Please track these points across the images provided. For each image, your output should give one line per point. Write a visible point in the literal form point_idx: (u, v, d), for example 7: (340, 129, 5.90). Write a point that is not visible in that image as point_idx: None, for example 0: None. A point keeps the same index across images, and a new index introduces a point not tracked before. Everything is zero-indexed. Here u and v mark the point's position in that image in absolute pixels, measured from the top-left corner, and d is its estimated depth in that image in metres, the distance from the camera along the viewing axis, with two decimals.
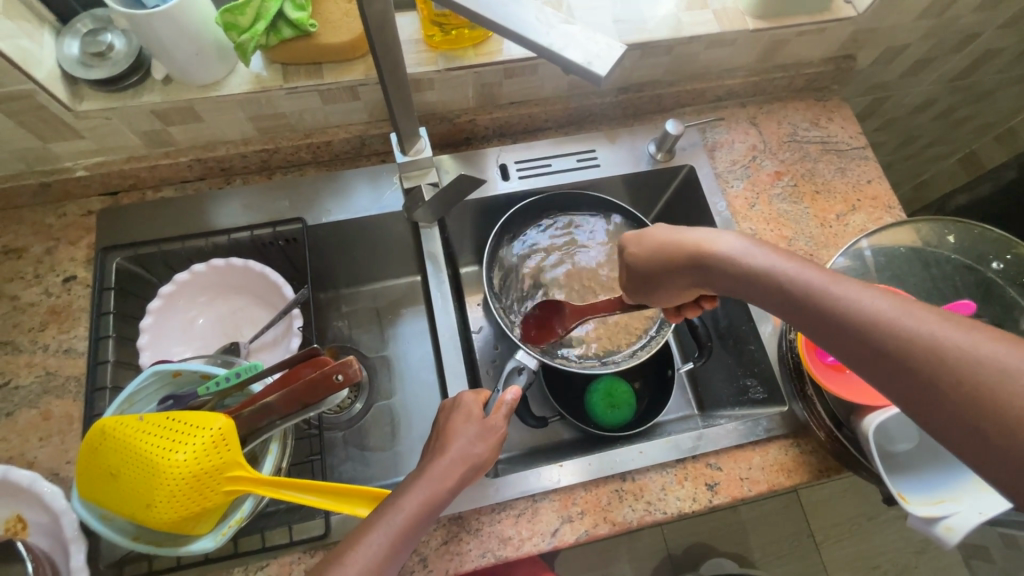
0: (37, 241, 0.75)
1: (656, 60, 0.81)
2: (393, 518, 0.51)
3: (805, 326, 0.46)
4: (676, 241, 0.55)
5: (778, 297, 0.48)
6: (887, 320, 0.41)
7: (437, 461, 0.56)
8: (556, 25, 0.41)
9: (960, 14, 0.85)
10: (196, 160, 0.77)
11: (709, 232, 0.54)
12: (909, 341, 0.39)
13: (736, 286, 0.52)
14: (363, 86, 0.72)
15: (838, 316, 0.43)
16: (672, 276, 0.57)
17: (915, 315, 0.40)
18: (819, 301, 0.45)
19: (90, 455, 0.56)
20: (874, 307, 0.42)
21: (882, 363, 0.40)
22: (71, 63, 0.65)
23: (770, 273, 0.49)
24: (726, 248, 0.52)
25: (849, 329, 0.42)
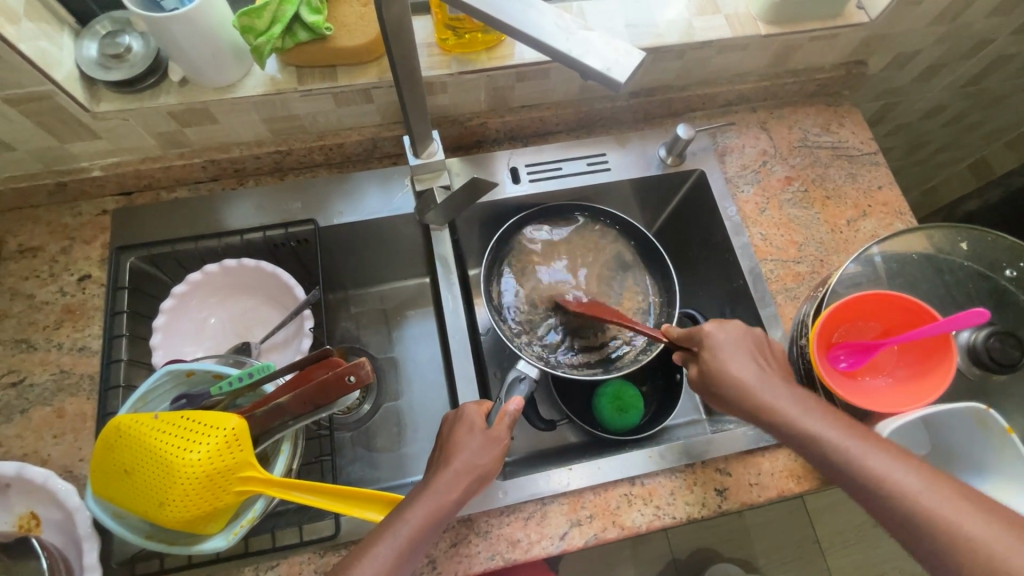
0: (52, 240, 0.76)
1: (668, 65, 0.82)
2: (398, 531, 0.53)
3: (859, 500, 0.52)
4: (740, 388, 0.59)
5: (837, 470, 0.53)
6: (937, 513, 0.48)
7: (443, 473, 0.57)
8: (574, 31, 0.41)
9: (972, 20, 0.85)
10: (210, 162, 0.78)
11: (768, 391, 0.58)
12: (958, 531, 0.47)
13: (794, 445, 0.57)
14: (377, 89, 0.73)
15: (895, 504, 0.50)
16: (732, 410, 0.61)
17: (952, 504, 0.48)
18: (880, 485, 0.51)
19: (104, 453, 0.56)
20: (926, 501, 0.49)
21: (929, 548, 0.48)
22: (90, 65, 0.66)
23: (830, 446, 0.54)
24: (789, 411, 0.57)
25: (902, 512, 0.49)
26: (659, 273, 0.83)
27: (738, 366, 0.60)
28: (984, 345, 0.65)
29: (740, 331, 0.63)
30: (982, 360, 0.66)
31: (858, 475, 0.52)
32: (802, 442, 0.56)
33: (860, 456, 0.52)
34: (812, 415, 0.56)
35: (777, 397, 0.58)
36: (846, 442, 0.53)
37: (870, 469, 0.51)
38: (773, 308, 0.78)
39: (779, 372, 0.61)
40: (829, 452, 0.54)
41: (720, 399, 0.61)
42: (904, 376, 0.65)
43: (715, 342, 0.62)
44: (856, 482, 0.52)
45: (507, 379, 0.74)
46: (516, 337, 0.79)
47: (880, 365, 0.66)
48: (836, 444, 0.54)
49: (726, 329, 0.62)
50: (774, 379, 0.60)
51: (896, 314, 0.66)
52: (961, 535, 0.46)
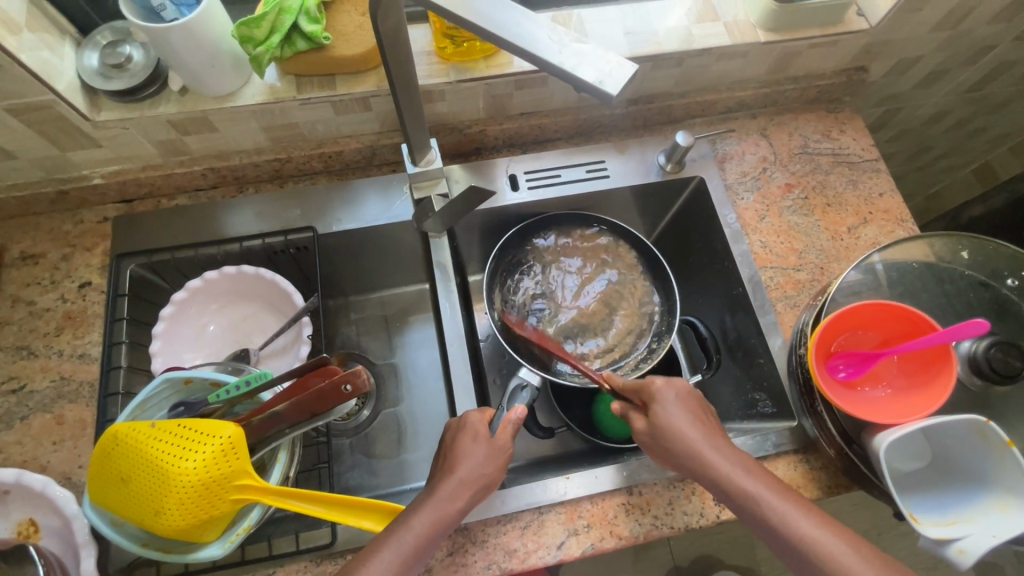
0: (54, 247, 0.77)
1: (667, 72, 0.82)
2: (403, 538, 0.53)
3: (795, 566, 0.51)
4: (686, 442, 0.57)
5: (776, 535, 0.51)
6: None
7: (446, 481, 0.57)
8: (567, 43, 0.41)
9: (974, 26, 0.85)
10: (210, 169, 0.78)
11: (709, 448, 0.56)
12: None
13: (734, 505, 0.54)
14: (376, 97, 0.73)
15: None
16: (670, 464, 0.59)
17: (875, 571, 0.48)
18: (819, 556, 0.49)
19: (102, 461, 0.56)
20: (862, 574, 0.48)
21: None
22: (91, 75, 0.67)
23: (772, 510, 0.52)
24: (738, 474, 0.54)
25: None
26: (659, 281, 0.83)
27: (683, 423, 0.58)
28: (985, 355, 0.64)
29: (686, 390, 0.61)
30: (983, 370, 0.65)
31: (790, 536, 0.50)
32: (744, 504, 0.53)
33: (794, 519, 0.51)
34: (753, 475, 0.54)
35: (721, 456, 0.56)
36: (788, 509, 0.52)
37: (809, 538, 0.50)
38: (772, 316, 0.77)
39: (717, 431, 0.60)
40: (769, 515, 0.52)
41: (664, 451, 0.59)
42: (903, 387, 0.65)
43: (664, 399, 0.60)
44: (787, 544, 0.50)
45: (509, 387, 0.74)
46: (519, 346, 0.78)
47: (879, 376, 0.66)
48: (777, 511, 0.52)
49: (675, 385, 0.61)
50: (718, 438, 0.58)
51: (897, 325, 0.65)
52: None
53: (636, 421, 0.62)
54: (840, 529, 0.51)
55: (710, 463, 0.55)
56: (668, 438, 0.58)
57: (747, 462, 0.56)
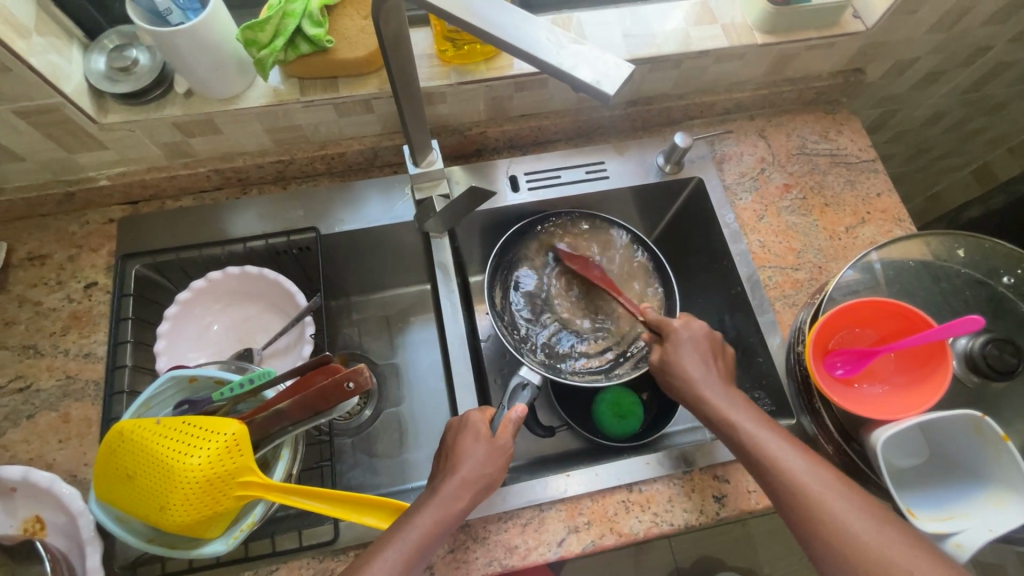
0: (60, 248, 0.78)
1: (665, 74, 0.83)
2: (408, 536, 0.53)
3: (765, 489, 0.55)
4: (687, 377, 0.63)
5: (751, 460, 0.56)
6: (827, 507, 0.51)
7: (449, 480, 0.58)
8: (565, 44, 0.42)
9: (970, 28, 0.86)
10: (214, 171, 0.79)
11: (705, 381, 0.62)
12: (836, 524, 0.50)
13: (718, 433, 0.60)
14: (378, 100, 0.74)
15: (794, 495, 0.53)
16: (673, 397, 0.65)
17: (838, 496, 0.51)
18: (785, 477, 0.54)
19: (107, 457, 0.57)
20: (821, 494, 0.52)
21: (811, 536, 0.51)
22: (98, 78, 0.68)
23: (750, 435, 0.57)
24: (727, 404, 0.60)
25: (798, 500, 0.52)
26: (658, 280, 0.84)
27: (689, 361, 0.64)
28: (981, 351, 0.65)
29: (702, 332, 0.66)
30: (980, 368, 0.65)
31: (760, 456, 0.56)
32: (727, 430, 0.58)
33: (770, 444, 0.56)
34: (741, 407, 0.60)
35: (716, 390, 0.61)
36: (765, 435, 0.57)
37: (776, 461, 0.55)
38: (771, 315, 0.78)
39: (725, 373, 0.64)
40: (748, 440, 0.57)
41: (669, 385, 0.65)
42: (900, 384, 0.65)
43: (678, 339, 0.66)
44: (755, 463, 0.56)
45: (510, 385, 0.74)
46: (521, 344, 0.80)
47: (876, 372, 0.66)
48: (753, 435, 0.57)
49: (691, 327, 0.67)
50: (719, 375, 0.63)
51: (894, 322, 0.66)
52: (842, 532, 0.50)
53: (653, 355, 0.68)
54: (815, 460, 0.55)
55: (705, 394, 0.61)
56: (674, 373, 0.64)
57: (740, 398, 0.61)
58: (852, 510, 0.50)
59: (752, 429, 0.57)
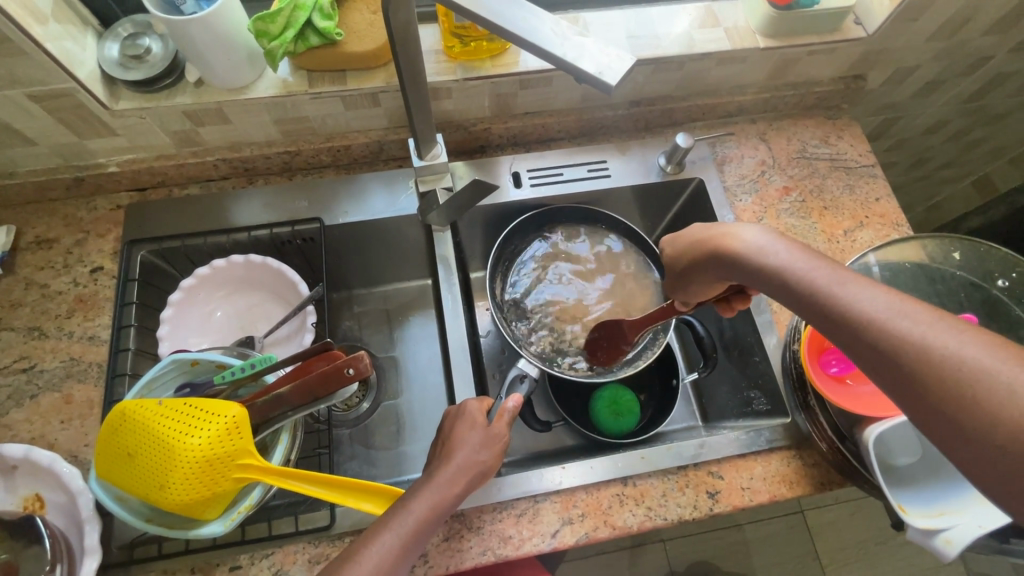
0: (68, 233, 0.79)
1: (668, 76, 0.84)
2: (405, 520, 0.53)
3: (832, 336, 0.45)
4: (713, 236, 0.56)
5: (777, 282, 0.50)
6: (867, 308, 0.43)
7: (444, 469, 0.58)
8: (569, 36, 0.43)
9: (970, 37, 0.87)
10: (222, 160, 0.80)
11: (738, 232, 0.54)
12: (870, 318, 0.42)
13: (767, 287, 0.51)
14: (384, 93, 0.75)
15: (869, 329, 0.42)
16: (702, 270, 0.57)
17: (923, 320, 0.40)
18: (813, 286, 0.47)
19: (108, 436, 0.58)
20: (851, 290, 0.45)
21: (876, 356, 0.41)
22: (110, 65, 0.69)
23: (802, 276, 0.48)
24: (744, 232, 0.54)
25: (848, 317, 0.44)
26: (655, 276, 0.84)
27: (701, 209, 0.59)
28: None
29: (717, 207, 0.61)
30: None
31: (818, 299, 0.46)
32: (742, 259, 0.53)
33: (833, 282, 0.46)
34: (782, 247, 0.51)
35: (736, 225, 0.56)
36: (783, 249, 0.51)
37: (802, 267, 0.49)
38: (768, 315, 0.79)
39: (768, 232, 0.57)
40: (802, 285, 0.48)
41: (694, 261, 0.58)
42: None
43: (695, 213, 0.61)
44: (816, 310, 0.46)
45: (508, 378, 0.75)
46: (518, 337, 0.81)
47: None
48: (772, 253, 0.51)
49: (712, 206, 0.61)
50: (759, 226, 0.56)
51: None
52: (874, 313, 0.42)
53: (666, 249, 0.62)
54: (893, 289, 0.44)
55: (724, 233, 0.55)
56: (688, 235, 0.60)
57: (793, 244, 0.51)
58: (881, 296, 0.43)
59: (804, 271, 0.49)
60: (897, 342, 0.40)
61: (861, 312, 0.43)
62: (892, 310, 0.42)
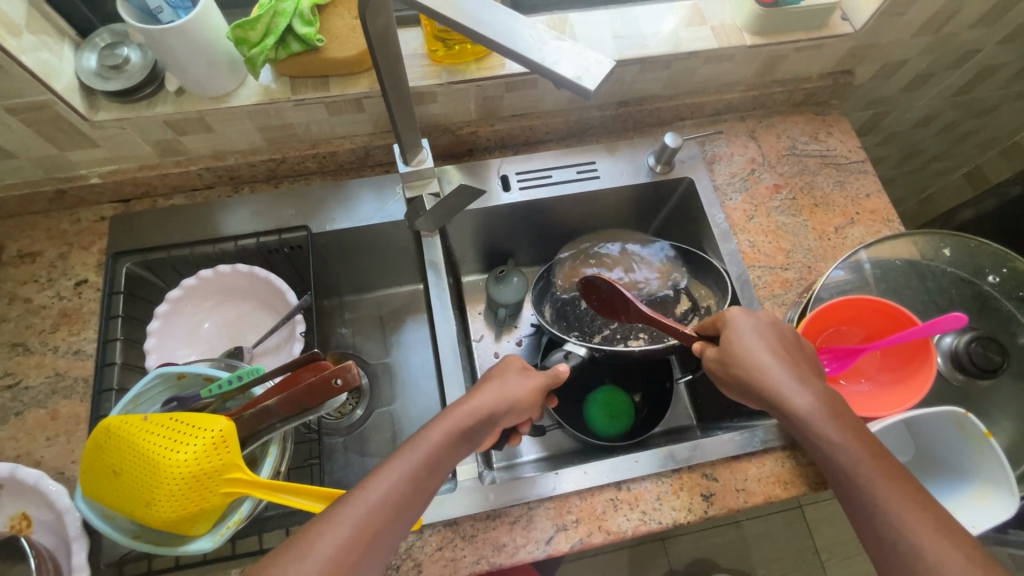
0: (51, 246, 0.78)
1: (655, 75, 0.83)
2: (417, 448, 0.50)
3: (861, 530, 0.49)
4: (766, 376, 0.56)
5: (812, 444, 0.53)
6: (904, 529, 0.46)
7: (463, 404, 0.54)
8: (548, 41, 0.42)
9: (957, 31, 0.86)
10: (206, 169, 0.79)
11: (791, 389, 0.55)
12: (904, 546, 0.46)
13: (809, 447, 0.54)
14: (369, 99, 0.74)
15: (899, 559, 0.46)
16: (746, 401, 0.59)
17: (948, 552, 0.45)
18: (845, 469, 0.50)
19: (94, 453, 0.57)
20: (888, 498, 0.48)
21: (894, 567, 0.46)
22: (89, 75, 0.68)
23: (848, 459, 0.50)
24: (796, 392, 0.54)
25: (882, 533, 0.48)
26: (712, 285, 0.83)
27: (747, 333, 0.59)
28: (965, 349, 0.67)
29: (771, 326, 0.60)
30: (965, 365, 0.67)
31: (857, 492, 0.49)
32: (793, 419, 0.54)
33: (875, 479, 0.49)
34: (832, 417, 0.53)
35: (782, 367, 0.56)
36: (832, 423, 0.52)
37: (850, 452, 0.51)
38: None
39: (811, 369, 0.58)
40: (848, 468, 0.50)
41: (739, 385, 0.58)
42: (886, 382, 0.67)
43: (744, 332, 0.59)
44: (852, 499, 0.50)
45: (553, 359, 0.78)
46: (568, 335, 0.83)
47: (861, 369, 0.68)
48: (824, 426, 0.52)
49: (762, 320, 0.60)
50: (808, 374, 0.57)
51: (880, 320, 0.67)
52: (909, 541, 0.46)
53: (710, 353, 0.62)
54: (929, 503, 0.47)
55: (777, 384, 0.55)
56: (739, 357, 0.58)
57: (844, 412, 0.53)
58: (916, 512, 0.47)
59: (852, 452, 0.50)
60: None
61: (899, 533, 0.46)
62: (926, 543, 0.45)
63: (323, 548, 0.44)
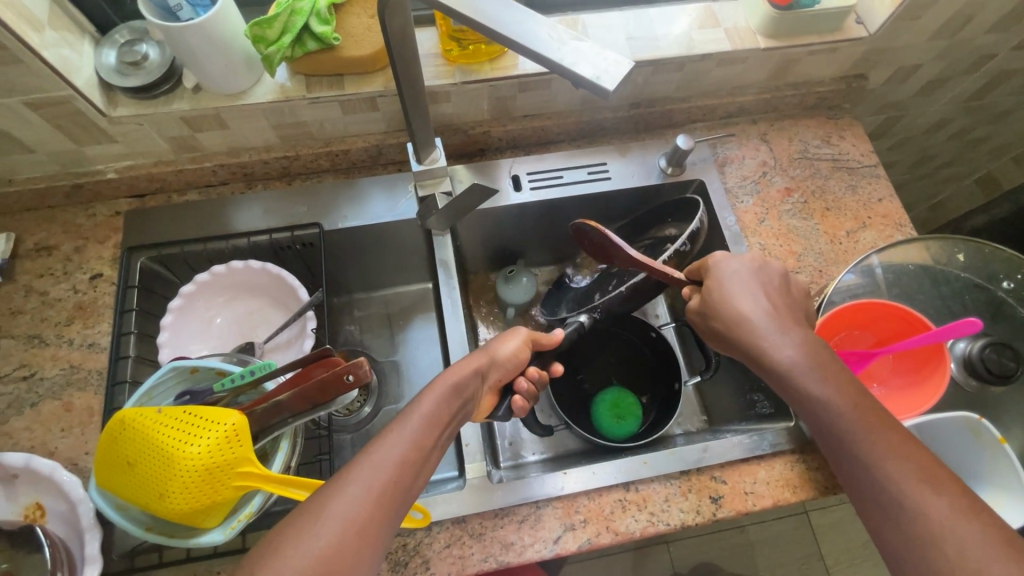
0: (67, 240, 0.79)
1: (667, 77, 0.83)
2: (413, 415, 0.50)
3: (841, 473, 0.53)
4: (747, 330, 0.59)
5: (792, 390, 0.56)
6: (880, 471, 0.49)
7: (444, 374, 0.55)
8: (567, 41, 0.42)
9: (972, 35, 0.86)
10: (220, 166, 0.80)
11: (772, 342, 0.58)
12: (880, 488, 0.49)
13: (791, 398, 0.57)
14: (383, 97, 0.75)
15: (877, 497, 0.49)
16: (733, 354, 0.62)
17: (924, 490, 0.47)
18: (825, 417, 0.54)
19: (109, 445, 0.57)
20: (863, 442, 0.51)
21: (872, 506, 0.50)
22: (108, 71, 0.69)
23: (826, 408, 0.54)
24: (776, 344, 0.58)
25: (860, 474, 0.51)
26: None
27: (730, 283, 0.62)
28: (979, 355, 0.67)
29: (755, 275, 0.63)
30: (979, 371, 0.67)
31: (836, 439, 0.53)
32: (774, 371, 0.58)
33: (853, 426, 0.52)
34: (810, 366, 0.56)
35: (763, 317, 0.60)
36: (810, 374, 0.56)
37: (828, 402, 0.54)
38: None
39: (795, 317, 0.61)
40: (826, 416, 0.54)
41: (724, 338, 0.62)
42: (898, 387, 0.66)
43: (727, 283, 0.62)
44: (832, 446, 0.53)
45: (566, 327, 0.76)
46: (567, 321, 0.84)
47: (872, 374, 0.67)
48: (803, 379, 0.56)
49: (747, 269, 0.63)
50: (790, 324, 0.59)
51: (891, 325, 0.67)
52: (884, 482, 0.49)
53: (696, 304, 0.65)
54: (907, 445, 0.50)
55: (758, 337, 0.59)
56: (722, 313, 0.61)
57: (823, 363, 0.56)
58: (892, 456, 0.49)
59: (830, 402, 0.54)
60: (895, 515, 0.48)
61: (875, 475, 0.50)
62: (899, 483, 0.48)
63: (331, 520, 0.42)
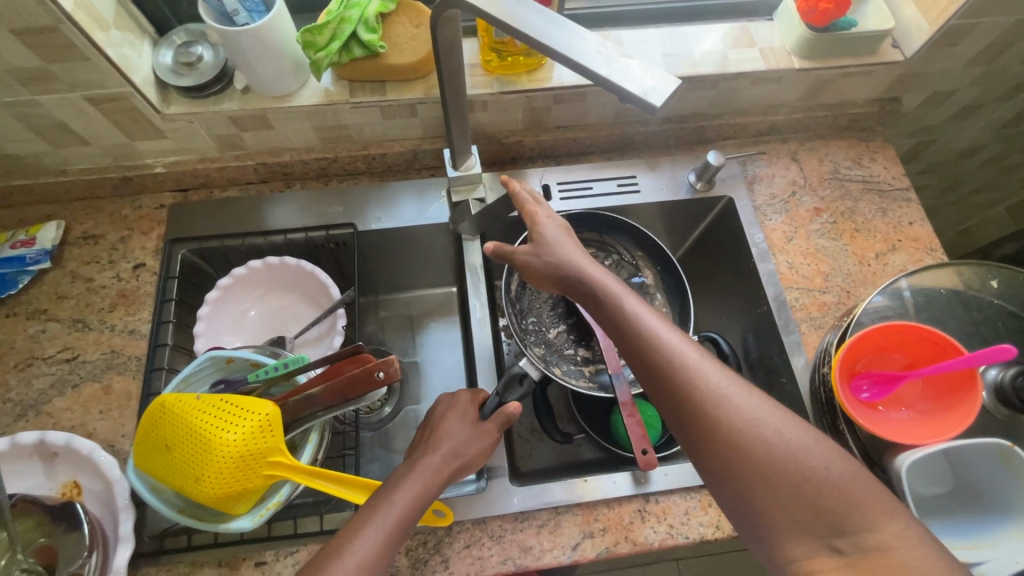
0: (113, 229, 0.82)
1: (701, 94, 0.84)
2: (434, 456, 0.57)
3: (672, 404, 0.50)
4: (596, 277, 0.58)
5: (631, 333, 0.53)
6: (719, 391, 0.49)
7: (428, 456, 0.57)
8: (615, 57, 0.44)
9: (1010, 63, 0.86)
10: (261, 164, 0.83)
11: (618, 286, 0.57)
12: (725, 409, 0.48)
13: (624, 335, 0.54)
14: (422, 104, 0.77)
15: (718, 418, 0.48)
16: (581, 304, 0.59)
17: (755, 408, 0.48)
18: (660, 346, 0.52)
19: (148, 428, 0.60)
20: (698, 366, 0.50)
21: (712, 429, 0.48)
22: (164, 71, 0.72)
23: (666, 340, 0.52)
24: (619, 286, 0.57)
25: (699, 399, 0.49)
26: (674, 304, 0.83)
27: (572, 252, 0.61)
28: (1012, 383, 0.66)
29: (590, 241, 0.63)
30: (1010, 399, 0.67)
31: (677, 370, 0.50)
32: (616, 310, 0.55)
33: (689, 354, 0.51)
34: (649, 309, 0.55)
35: (610, 280, 0.58)
36: (652, 315, 0.54)
37: (670, 337, 0.52)
38: (796, 336, 0.78)
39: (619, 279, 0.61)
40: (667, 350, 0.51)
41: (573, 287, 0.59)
42: (927, 411, 0.66)
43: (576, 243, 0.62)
44: (671, 378, 0.50)
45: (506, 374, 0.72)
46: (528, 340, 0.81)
47: (901, 398, 0.67)
48: (645, 315, 0.54)
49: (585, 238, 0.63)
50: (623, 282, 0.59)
51: (922, 348, 0.67)
52: (722, 400, 0.48)
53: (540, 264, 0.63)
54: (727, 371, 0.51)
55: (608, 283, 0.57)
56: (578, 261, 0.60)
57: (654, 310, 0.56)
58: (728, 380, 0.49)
59: (670, 336, 0.52)
60: (737, 431, 0.47)
61: (720, 395, 0.48)
62: (734, 402, 0.48)
63: (362, 540, 0.49)
